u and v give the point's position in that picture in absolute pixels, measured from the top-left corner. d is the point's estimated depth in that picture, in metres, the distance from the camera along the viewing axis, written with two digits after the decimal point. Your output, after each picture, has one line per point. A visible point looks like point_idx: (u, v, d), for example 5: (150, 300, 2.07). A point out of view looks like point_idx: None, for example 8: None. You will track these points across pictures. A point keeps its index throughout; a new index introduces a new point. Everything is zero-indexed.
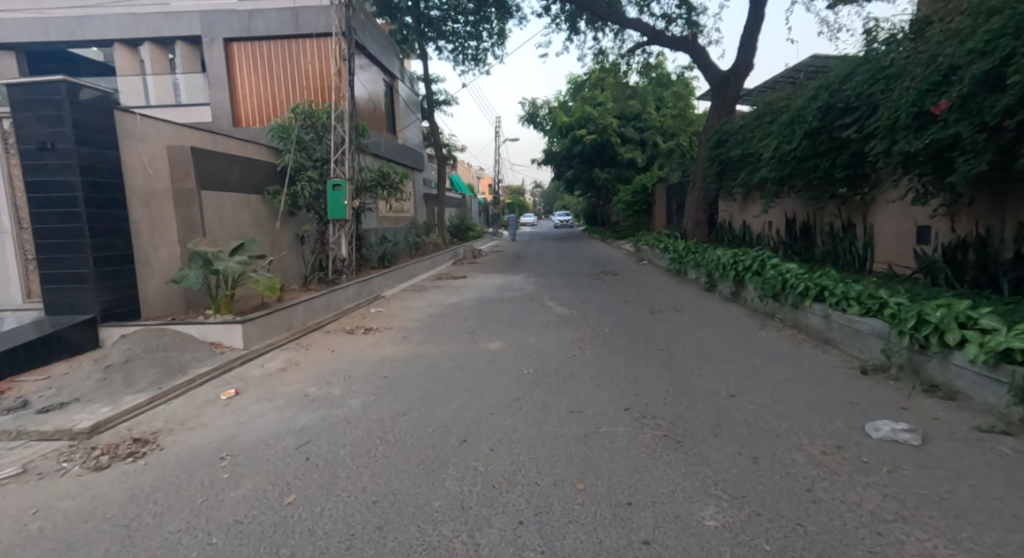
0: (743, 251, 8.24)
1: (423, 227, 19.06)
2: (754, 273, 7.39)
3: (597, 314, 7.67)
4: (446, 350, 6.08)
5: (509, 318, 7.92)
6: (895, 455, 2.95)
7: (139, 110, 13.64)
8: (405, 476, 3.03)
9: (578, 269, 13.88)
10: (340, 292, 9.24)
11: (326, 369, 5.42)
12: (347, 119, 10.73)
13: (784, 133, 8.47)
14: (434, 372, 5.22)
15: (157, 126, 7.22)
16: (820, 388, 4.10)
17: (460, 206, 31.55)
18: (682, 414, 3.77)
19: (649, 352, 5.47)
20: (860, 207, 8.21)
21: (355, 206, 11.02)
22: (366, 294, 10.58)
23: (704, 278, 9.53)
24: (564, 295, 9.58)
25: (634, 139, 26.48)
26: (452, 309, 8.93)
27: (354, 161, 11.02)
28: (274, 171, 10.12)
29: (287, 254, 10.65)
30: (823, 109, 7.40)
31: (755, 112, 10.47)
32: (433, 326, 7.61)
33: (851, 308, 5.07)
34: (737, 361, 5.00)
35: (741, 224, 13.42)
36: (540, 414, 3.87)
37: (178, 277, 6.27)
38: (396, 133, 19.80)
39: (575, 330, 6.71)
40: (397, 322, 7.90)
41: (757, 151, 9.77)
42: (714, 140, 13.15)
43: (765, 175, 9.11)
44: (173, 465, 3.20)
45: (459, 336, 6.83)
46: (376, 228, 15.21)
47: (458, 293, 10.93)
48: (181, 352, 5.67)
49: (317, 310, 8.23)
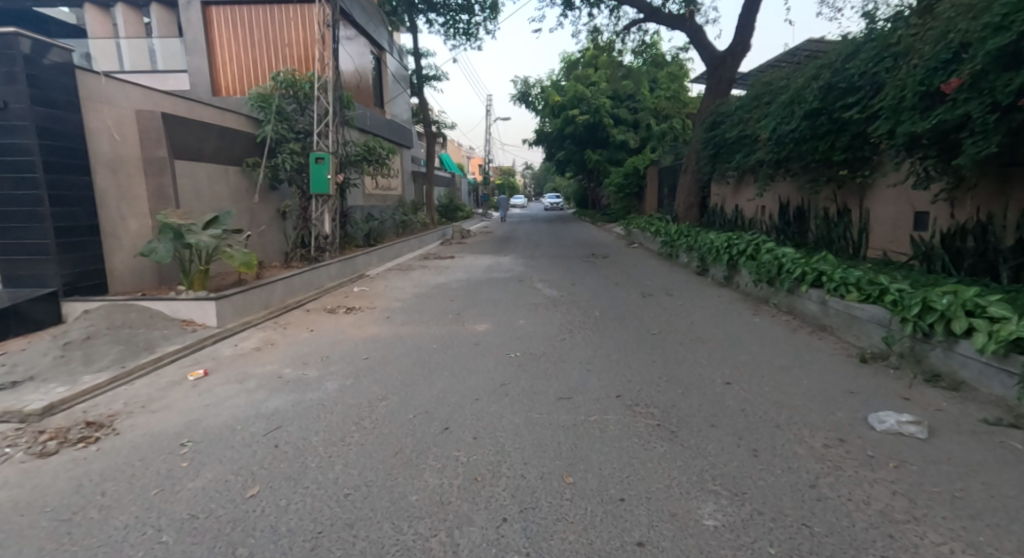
0: (737, 234, 8.06)
1: (411, 206, 18.69)
2: (749, 257, 7.22)
3: (587, 297, 7.49)
4: (431, 332, 5.84)
5: (497, 299, 7.70)
6: (903, 449, 2.76)
7: (113, 75, 13.18)
8: (380, 467, 2.80)
9: (568, 251, 13.68)
10: (322, 270, 8.92)
11: (303, 349, 5.16)
12: (331, 90, 10.35)
13: (783, 114, 8.27)
14: (416, 354, 4.99)
15: (123, 89, 6.94)
16: (818, 377, 3.92)
17: (450, 186, 31.10)
18: (675, 402, 3.59)
19: (641, 337, 5.29)
20: (857, 192, 8.03)
21: (339, 181, 10.66)
22: (350, 272, 10.26)
23: (695, 261, 9.36)
24: (554, 277, 9.38)
25: (628, 120, 26.11)
26: (439, 290, 8.66)
27: (338, 135, 10.66)
28: (253, 142, 9.73)
29: (267, 230, 10.30)
30: (825, 89, 7.21)
31: (751, 93, 10.25)
32: (418, 306, 7.35)
33: (850, 294, 4.90)
34: (731, 348, 4.83)
35: (734, 208, 13.25)
36: (527, 401, 3.66)
37: (147, 250, 5.98)
38: (383, 108, 19.30)
39: (565, 313, 6.52)
40: (381, 302, 7.63)
41: (754, 133, 9.56)
42: (709, 122, 13.04)
43: (762, 157, 8.92)
44: (128, 452, 2.95)
45: (444, 317, 6.59)
46: (363, 206, 14.83)
47: (445, 273, 10.64)
48: (148, 330, 5.39)
49: (297, 288, 7.93)
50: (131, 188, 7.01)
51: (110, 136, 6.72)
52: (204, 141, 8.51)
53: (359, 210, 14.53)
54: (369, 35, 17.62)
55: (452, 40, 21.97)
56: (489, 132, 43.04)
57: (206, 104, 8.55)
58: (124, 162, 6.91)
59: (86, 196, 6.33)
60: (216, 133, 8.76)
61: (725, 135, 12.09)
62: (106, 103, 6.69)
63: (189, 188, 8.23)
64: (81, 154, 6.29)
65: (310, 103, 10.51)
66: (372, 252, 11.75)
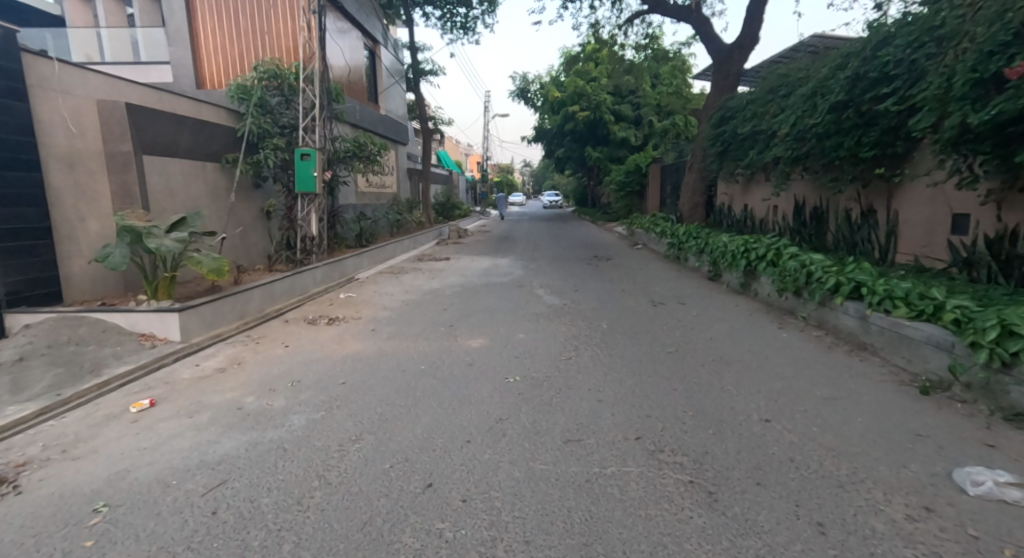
0: (754, 238, 7.44)
1: (405, 205, 18.08)
2: (769, 263, 6.61)
3: (593, 306, 6.87)
4: (419, 349, 5.23)
5: (494, 307, 7.09)
6: (1014, 526, 2.16)
7: (94, 67, 12.60)
8: (340, 550, 2.19)
9: (569, 252, 13.08)
10: (307, 275, 8.31)
11: (273, 371, 4.53)
12: (318, 82, 9.74)
13: (803, 108, 7.67)
14: (401, 377, 4.38)
15: (81, 77, 6.31)
16: (874, 414, 3.31)
17: (447, 183, 30.44)
18: (708, 447, 2.98)
19: (656, 358, 4.67)
20: (883, 192, 7.42)
21: (327, 179, 10.04)
22: (338, 276, 9.63)
23: (707, 265, 8.76)
24: (555, 282, 8.78)
25: (629, 116, 25.51)
26: (431, 296, 8.05)
27: (326, 130, 10.05)
28: (234, 137, 9.10)
29: (249, 231, 9.69)
30: (852, 80, 6.60)
31: (765, 86, 9.64)
32: (407, 316, 6.74)
33: (896, 309, 4.28)
34: (761, 370, 4.22)
35: (743, 208, 12.65)
36: (529, 446, 3.06)
37: (102, 256, 5.34)
38: (377, 103, 18.64)
39: (569, 326, 5.91)
40: (367, 311, 7.01)
41: (769, 128, 8.94)
42: (717, 116, 12.44)
43: (779, 154, 8.32)
44: (21, 523, 2.34)
45: (436, 329, 5.99)
46: (355, 205, 14.20)
47: (439, 276, 10.03)
48: (99, 347, 4.77)
49: (277, 295, 7.31)
50: (92, 186, 6.38)
51: (66, 129, 6.09)
52: (177, 135, 7.87)
53: (351, 209, 13.90)
54: (361, 27, 16.95)
55: (450, 34, 21.34)
56: (487, 129, 42.35)
57: (179, 96, 7.91)
58: (83, 157, 6.29)
59: (37, 195, 5.69)
60: (190, 127, 8.12)
61: (734, 131, 11.46)
62: (61, 92, 6.05)
63: (160, 186, 7.60)
64: (30, 147, 5.65)
65: (295, 96, 9.88)
66: (362, 253, 11.12)
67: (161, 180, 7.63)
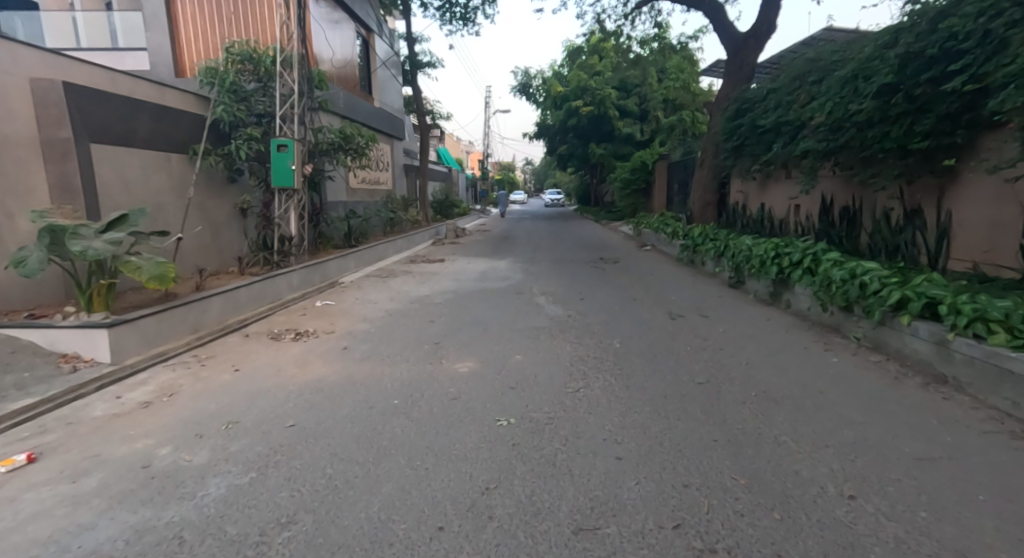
0: (785, 241, 6.51)
1: (400, 202, 17.21)
2: (806, 270, 5.72)
3: (603, 320, 5.98)
4: (395, 375, 4.35)
5: (490, 319, 6.22)
6: None
7: (68, 53, 11.67)
8: None
9: (573, 254, 12.19)
10: (280, 280, 7.44)
11: (210, 406, 3.66)
12: (297, 67, 8.95)
13: (840, 93, 6.80)
14: (365, 416, 3.51)
15: (10, 51, 5.44)
16: (998, 489, 2.41)
17: (445, 181, 29.52)
18: (779, 546, 2.10)
19: (684, 392, 3.79)
20: (933, 189, 6.51)
21: (308, 174, 9.20)
22: (318, 280, 8.75)
23: (727, 271, 7.88)
24: (558, 289, 7.91)
25: (634, 112, 24.60)
26: (420, 304, 7.18)
27: (306, 119, 9.23)
28: (203, 125, 8.25)
29: (221, 230, 8.86)
30: (903, 59, 5.74)
31: (790, 73, 8.75)
32: (388, 331, 5.85)
33: (993, 335, 3.39)
34: (820, 412, 3.33)
35: (760, 207, 11.76)
36: (524, 539, 2.19)
37: (15, 260, 4.45)
38: (372, 96, 17.76)
39: (575, 346, 5.04)
40: (343, 324, 6.13)
41: (798, 118, 8.04)
42: (732, 109, 11.57)
43: (808, 146, 7.44)
44: None
45: (419, 348, 5.12)
46: (344, 202, 13.33)
47: (430, 281, 9.14)
48: (2, 371, 3.90)
49: (241, 304, 6.44)
50: (24, 177, 5.53)
51: None
52: (134, 122, 7.00)
53: (339, 206, 13.05)
54: (354, 16, 16.06)
55: (449, 25, 20.44)
56: (488, 125, 41.44)
57: (137, 78, 7.04)
58: (15, 144, 5.45)
59: None
60: (149, 113, 7.25)
61: (752, 124, 10.56)
62: None
63: (113, 179, 6.73)
64: None
65: (272, 82, 9.03)
66: (348, 255, 10.26)
67: (114, 173, 6.76)
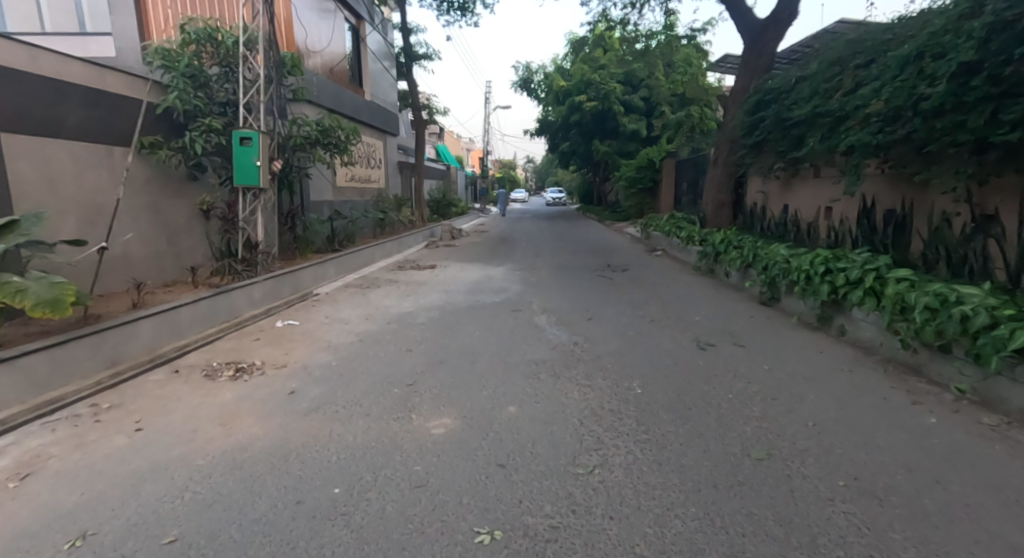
0: (835, 252, 5.43)
1: (392, 202, 16.11)
2: (869, 291, 4.64)
3: (616, 350, 4.91)
4: (347, 438, 3.28)
5: (480, 347, 5.16)
6: None
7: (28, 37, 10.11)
8: None
9: (577, 260, 11.12)
10: (236, 295, 6.37)
11: (74, 497, 2.59)
12: (264, 50, 7.84)
13: (898, 77, 5.72)
14: (286, 518, 2.45)
15: None
16: None
17: (444, 179, 28.39)
18: None
19: (740, 478, 2.71)
20: (1014, 190, 5.43)
21: (277, 170, 8.13)
22: (288, 291, 7.68)
23: (757, 284, 6.80)
24: (562, 305, 6.83)
25: (639, 108, 23.51)
26: (400, 325, 6.11)
27: (275, 109, 8.16)
28: (154, 114, 7.18)
29: (178, 234, 7.80)
30: (987, 32, 4.66)
31: (828, 56, 7.63)
32: (355, 363, 4.78)
33: None
34: (954, 526, 2.25)
35: (785, 210, 10.68)
36: None
37: None
38: (364, 88, 16.64)
39: (586, 392, 3.98)
40: (301, 353, 5.08)
41: (841, 109, 6.93)
42: (753, 101, 10.47)
43: (855, 140, 6.35)
44: None
45: (386, 391, 4.07)
46: (328, 202, 12.29)
47: (415, 293, 8.07)
48: None
49: (183, 328, 5.37)
50: None
51: None
52: (62, 109, 5.93)
53: (322, 207, 12.00)
54: (343, 2, 14.93)
55: (447, 14, 19.32)
56: (488, 122, 40.35)
57: (67, 57, 5.97)
58: None
59: None
60: (82, 99, 6.18)
61: (778, 117, 9.47)
62: None
63: (35, 176, 5.67)
64: None
65: (236, 67, 7.96)
66: (326, 261, 9.19)
67: (35, 169, 5.69)
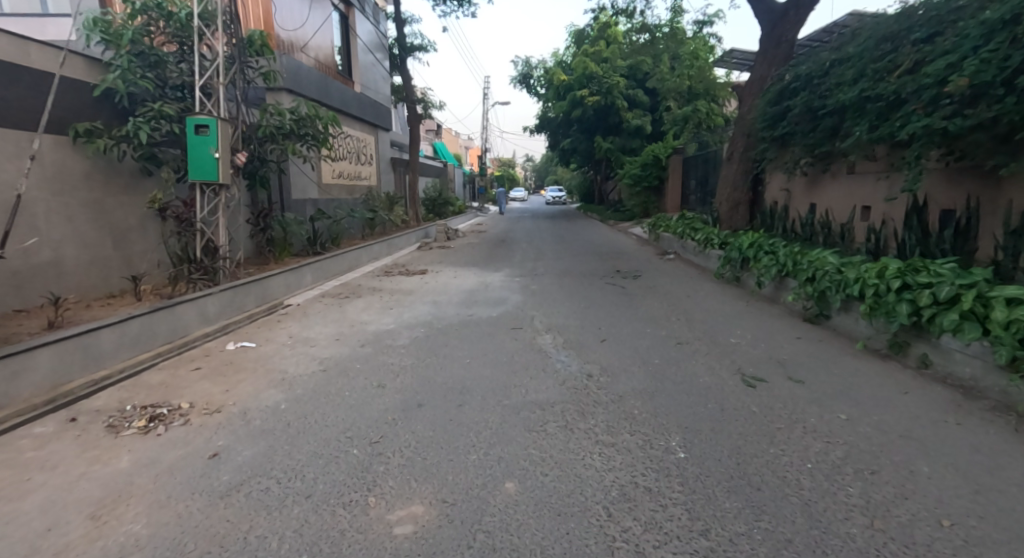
0: (909, 263, 4.42)
1: (383, 201, 14.98)
2: (971, 315, 3.63)
3: (641, 390, 3.90)
4: (272, 543, 2.26)
5: (473, 381, 4.13)
6: None
7: None
8: None
9: (583, 264, 10.09)
10: (184, 311, 5.35)
11: None
12: (224, 24, 6.81)
13: (982, 49, 4.70)
14: None
15: None
16: None
17: (441, 176, 27.32)
18: None
19: None
20: None
21: (241, 163, 7.10)
22: (252, 303, 6.63)
23: (799, 297, 5.76)
24: (569, 322, 5.82)
25: (644, 103, 22.51)
26: (376, 348, 5.07)
27: (238, 92, 7.13)
28: (93, 95, 6.16)
29: (126, 235, 6.76)
30: None
31: (878, 33, 6.60)
32: (310, 404, 3.76)
33: None
34: None
35: (812, 209, 9.67)
36: None
37: None
38: (353, 79, 15.53)
39: (610, 458, 2.94)
40: (246, 389, 4.05)
41: (898, 92, 5.90)
42: (777, 89, 9.45)
43: (921, 127, 5.32)
44: None
45: (340, 453, 3.04)
46: (311, 201, 11.26)
47: (399, 305, 7.04)
48: None
49: (105, 356, 4.34)
50: None
51: None
52: None
53: (303, 205, 10.96)
54: None
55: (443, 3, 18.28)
56: (487, 119, 39.38)
57: None
58: None
59: None
60: None
61: (808, 106, 8.43)
62: None
63: None
64: None
65: (190, 43, 6.93)
66: (301, 267, 8.15)
67: None
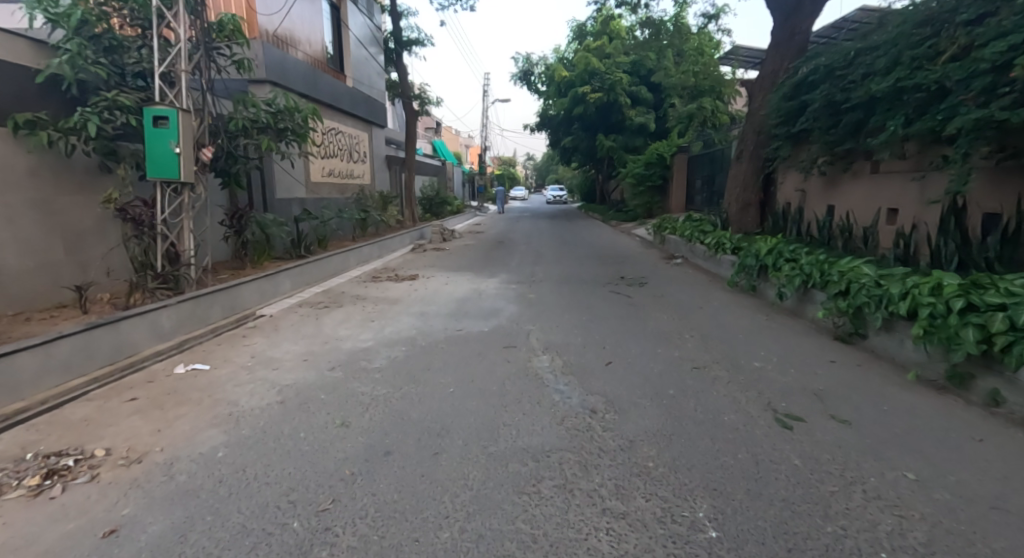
0: (971, 280, 3.76)
1: (376, 200, 14.32)
2: None
3: (657, 433, 3.22)
4: None
5: (455, 419, 3.46)
6: None
7: None
8: None
9: (585, 270, 9.42)
10: (131, 327, 4.68)
11: None
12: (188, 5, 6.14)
13: None
14: None
15: None
16: None
17: (439, 175, 26.67)
18: None
19: None
20: None
21: (207, 160, 6.42)
22: (216, 314, 5.97)
23: (828, 312, 5.09)
24: (570, 339, 5.16)
25: (648, 100, 21.76)
26: (347, 373, 4.40)
27: (204, 81, 6.46)
28: (36, 82, 5.49)
29: (78, 238, 6.09)
30: None
31: (914, 16, 5.92)
32: (255, 450, 3.10)
33: None
34: None
35: (830, 211, 8.99)
36: None
37: None
38: (346, 73, 14.83)
39: (622, 538, 2.28)
40: (182, 427, 3.39)
41: (942, 80, 5.23)
42: (795, 82, 8.77)
43: (973, 120, 4.65)
44: None
45: (275, 526, 2.38)
46: (296, 201, 10.59)
47: (382, 316, 6.37)
48: None
49: (23, 386, 3.67)
50: None
51: None
52: None
53: (287, 205, 10.29)
54: None
55: None
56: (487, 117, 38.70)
57: None
58: None
59: None
60: None
61: (830, 99, 7.75)
62: None
63: None
64: None
65: (151, 27, 6.22)
66: (278, 273, 7.48)
67: None
